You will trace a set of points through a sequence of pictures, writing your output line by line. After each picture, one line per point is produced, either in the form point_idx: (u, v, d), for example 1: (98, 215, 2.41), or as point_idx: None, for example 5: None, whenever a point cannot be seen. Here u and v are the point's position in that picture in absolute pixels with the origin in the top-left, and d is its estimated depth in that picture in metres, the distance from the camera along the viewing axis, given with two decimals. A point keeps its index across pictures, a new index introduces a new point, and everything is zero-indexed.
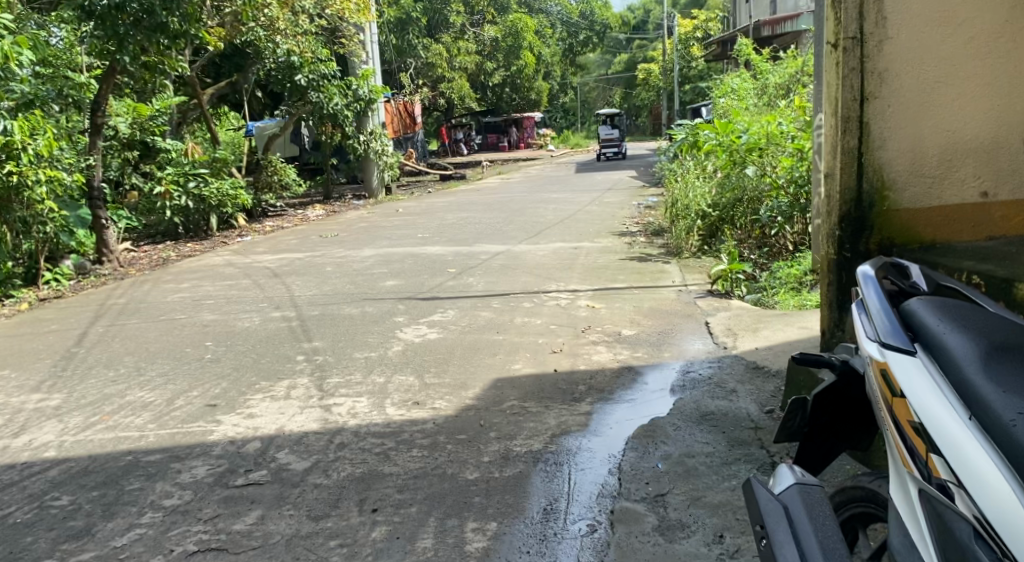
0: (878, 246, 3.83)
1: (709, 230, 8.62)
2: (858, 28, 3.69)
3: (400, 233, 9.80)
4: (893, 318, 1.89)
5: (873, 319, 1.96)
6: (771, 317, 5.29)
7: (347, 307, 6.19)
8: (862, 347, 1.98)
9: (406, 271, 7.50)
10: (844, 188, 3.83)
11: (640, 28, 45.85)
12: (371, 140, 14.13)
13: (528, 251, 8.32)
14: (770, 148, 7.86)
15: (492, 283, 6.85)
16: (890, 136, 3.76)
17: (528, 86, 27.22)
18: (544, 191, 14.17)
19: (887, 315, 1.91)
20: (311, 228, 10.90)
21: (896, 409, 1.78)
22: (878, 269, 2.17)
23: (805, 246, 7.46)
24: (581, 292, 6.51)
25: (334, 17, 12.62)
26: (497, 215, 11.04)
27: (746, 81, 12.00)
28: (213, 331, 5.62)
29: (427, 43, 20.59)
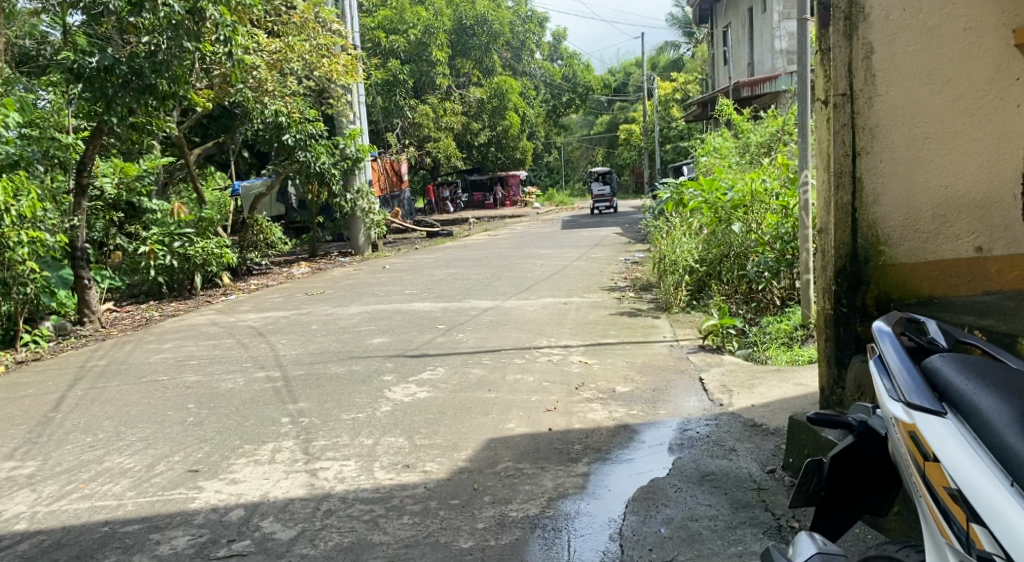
0: (875, 301, 3.76)
1: (697, 285, 8.59)
2: (848, 85, 3.71)
3: (387, 289, 9.72)
4: (915, 374, 1.84)
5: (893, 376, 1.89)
6: (766, 373, 5.21)
7: (334, 366, 6.06)
8: (883, 406, 1.92)
9: (393, 328, 7.39)
10: (839, 243, 3.78)
11: (622, 89, 46.75)
12: (357, 199, 14.13)
13: (516, 307, 8.24)
14: (754, 205, 7.96)
15: (482, 340, 6.75)
16: (884, 191, 3.73)
17: (513, 145, 27.50)
18: (531, 247, 14.18)
19: (908, 372, 1.85)
20: (297, 286, 10.80)
21: (930, 474, 1.72)
22: (894, 324, 2.11)
23: (793, 302, 7.51)
24: (573, 347, 6.42)
25: (322, 79, 12.78)
26: (485, 271, 10.99)
27: (728, 140, 12.20)
28: (196, 393, 5.47)
29: (413, 104, 20.77)
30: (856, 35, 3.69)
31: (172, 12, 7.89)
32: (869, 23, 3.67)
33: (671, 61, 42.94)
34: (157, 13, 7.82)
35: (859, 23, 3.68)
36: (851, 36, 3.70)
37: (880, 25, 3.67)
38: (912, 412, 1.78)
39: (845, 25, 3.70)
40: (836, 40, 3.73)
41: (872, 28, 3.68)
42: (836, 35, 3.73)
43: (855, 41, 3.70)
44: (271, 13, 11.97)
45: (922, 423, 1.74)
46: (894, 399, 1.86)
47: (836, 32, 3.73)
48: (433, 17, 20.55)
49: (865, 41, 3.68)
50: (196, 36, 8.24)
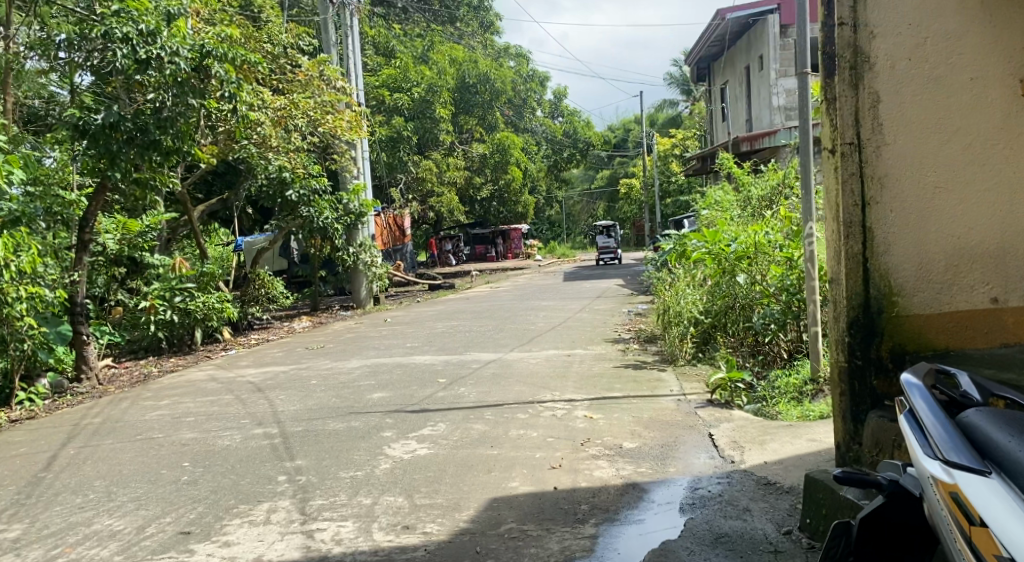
0: (890, 353, 3.65)
1: (702, 337, 8.49)
2: (855, 133, 3.66)
3: (388, 343, 9.60)
4: (954, 435, 1.87)
5: (931, 435, 1.92)
6: (777, 428, 5.09)
7: (333, 422, 5.92)
8: (920, 464, 1.94)
9: (394, 382, 7.26)
10: (851, 293, 3.69)
11: (622, 145, 47.22)
12: (360, 252, 14.10)
13: (519, 359, 8.11)
14: (758, 257, 7.89)
15: (484, 394, 6.60)
16: (896, 241, 3.66)
17: (514, 199, 27.63)
18: (534, 300, 14.09)
19: (948, 431, 1.88)
20: (298, 340, 10.69)
21: (976, 538, 1.73)
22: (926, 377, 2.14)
23: (801, 355, 7.35)
24: (578, 402, 6.27)
25: (327, 135, 12.86)
26: (487, 323, 10.88)
27: (729, 193, 12.22)
28: (191, 451, 5.32)
29: (417, 159, 20.90)
30: (862, 84, 3.67)
31: (178, 69, 7.90)
32: (874, 72, 3.66)
33: (670, 117, 43.45)
34: (163, 70, 7.84)
35: (864, 72, 3.66)
36: (857, 85, 3.67)
37: (885, 74, 3.66)
38: (953, 473, 1.80)
39: (850, 74, 3.67)
40: (842, 88, 3.68)
41: (877, 77, 3.67)
42: (841, 84, 3.69)
43: (861, 90, 3.67)
44: (277, 71, 12.12)
45: (966, 485, 1.77)
46: (930, 459, 1.88)
47: (841, 81, 3.69)
48: (436, 75, 20.78)
49: (871, 91, 3.67)
50: (201, 93, 8.30)
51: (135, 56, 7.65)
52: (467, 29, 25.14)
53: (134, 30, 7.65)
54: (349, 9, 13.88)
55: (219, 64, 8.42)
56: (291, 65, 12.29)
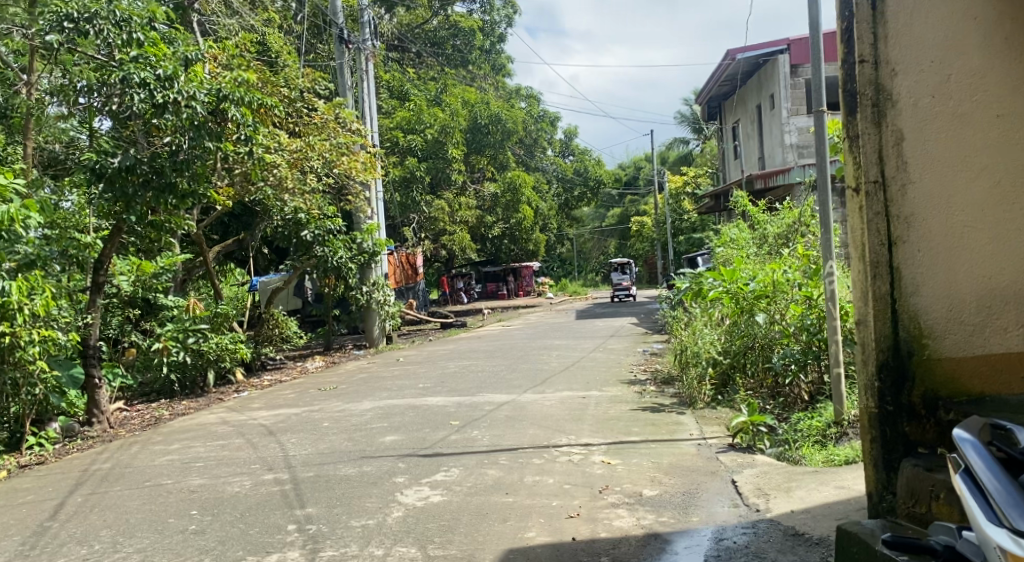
0: (922, 398, 3.51)
1: (721, 378, 8.36)
2: (880, 171, 3.56)
3: (400, 383, 9.48)
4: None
5: (1000, 508, 2.14)
6: (803, 474, 4.95)
7: (344, 467, 5.78)
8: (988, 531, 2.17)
9: (406, 424, 7.13)
10: (879, 335, 3.56)
11: (633, 183, 47.31)
12: (373, 291, 14.05)
13: (534, 401, 7.98)
14: (777, 296, 7.80)
15: (498, 437, 6.47)
16: (924, 281, 3.54)
17: (526, 238, 27.63)
18: (547, 338, 13.97)
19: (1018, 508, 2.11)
20: (311, 381, 10.60)
21: None
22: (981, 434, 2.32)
23: (822, 396, 7.23)
24: (595, 446, 6.12)
25: (341, 176, 12.89)
26: (500, 363, 10.76)
27: (744, 231, 12.10)
28: (199, 498, 5.20)
29: (430, 199, 20.94)
30: (885, 121, 3.58)
31: (195, 113, 7.93)
32: (897, 110, 3.58)
33: (681, 155, 43.53)
34: (179, 114, 7.84)
35: (887, 110, 3.58)
36: (880, 122, 3.58)
37: (909, 112, 3.57)
38: None
39: (872, 112, 3.59)
40: (864, 126, 3.59)
41: (901, 115, 3.58)
42: (863, 121, 3.60)
43: (884, 128, 3.58)
44: (293, 114, 12.20)
45: None
46: (1001, 529, 2.11)
47: (863, 118, 3.60)
48: (448, 116, 20.88)
49: (894, 128, 3.57)
50: (217, 136, 8.25)
51: (152, 100, 7.66)
52: (479, 70, 25.32)
53: (152, 75, 7.67)
54: (364, 53, 14.03)
55: (235, 107, 8.45)
56: (307, 108, 12.39)
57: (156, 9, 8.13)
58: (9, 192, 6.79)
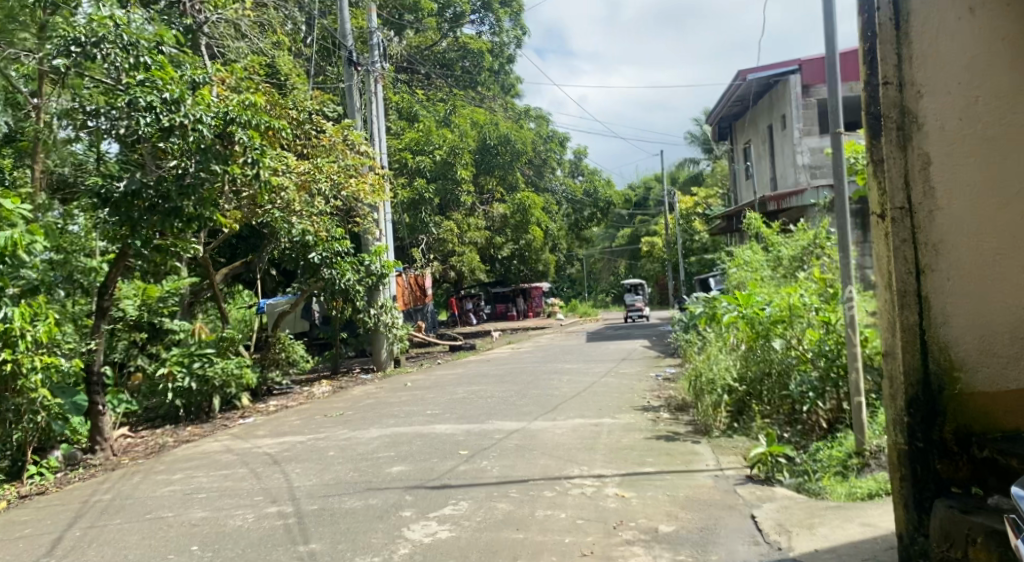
0: (954, 434, 3.33)
1: (736, 406, 8.10)
2: (906, 197, 3.41)
3: (408, 410, 9.32)
4: None
5: None
6: (826, 510, 4.79)
7: (350, 499, 5.62)
8: None
9: (414, 453, 6.97)
10: (908, 368, 3.38)
11: (642, 203, 47.21)
12: (381, 314, 13.91)
13: (545, 428, 7.80)
14: (794, 320, 7.64)
15: (508, 467, 6.30)
16: (954, 312, 3.37)
17: (535, 259, 27.50)
18: (558, 361, 13.80)
19: None
20: (318, 406, 10.45)
21: None
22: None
23: (842, 424, 6.96)
24: (608, 477, 5.94)
25: (349, 198, 12.82)
26: (510, 388, 10.60)
27: (757, 252, 11.90)
28: (200, 532, 5.05)
29: (439, 221, 20.85)
30: (911, 145, 3.43)
31: (202, 135, 7.90)
32: (924, 132, 3.42)
33: (690, 175, 43.41)
34: (186, 137, 7.82)
35: (913, 133, 3.43)
36: (906, 146, 3.43)
37: (936, 135, 3.42)
38: None
39: (897, 135, 3.44)
40: (889, 150, 3.44)
41: (927, 138, 3.42)
42: (888, 145, 3.45)
43: (910, 151, 3.43)
44: (302, 136, 12.14)
45: None
46: None
47: (888, 142, 3.45)
48: (458, 137, 20.84)
49: (921, 152, 3.42)
50: (224, 159, 8.14)
51: (158, 123, 7.63)
52: (488, 92, 25.32)
53: (158, 98, 7.63)
54: (372, 75, 14.06)
55: (242, 130, 8.45)
56: (315, 130, 12.35)
57: (163, 32, 8.14)
58: (16, 217, 6.76)
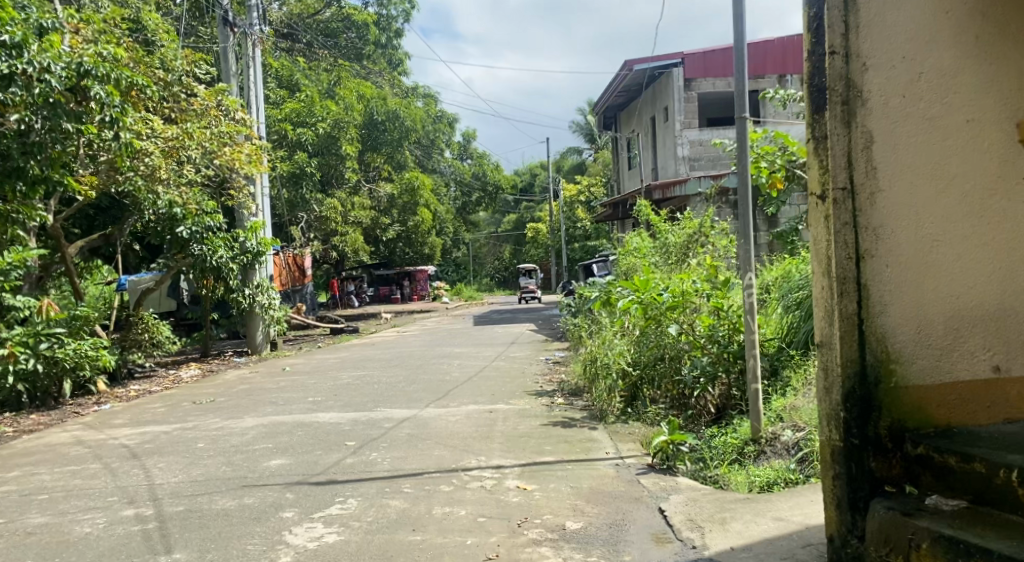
0: (889, 430, 3.16)
1: (630, 392, 7.98)
2: (848, 177, 3.19)
3: (286, 397, 8.66)
4: None
5: None
6: (735, 503, 4.62)
7: (222, 498, 5.02)
8: None
9: (295, 445, 6.39)
10: (846, 359, 3.18)
11: (528, 190, 47.26)
12: (256, 294, 13.08)
13: (437, 416, 7.38)
14: (688, 306, 7.43)
15: (400, 460, 5.85)
16: (893, 301, 3.19)
17: (421, 241, 26.88)
18: (445, 346, 13.37)
19: None
20: (183, 392, 9.59)
21: None
22: None
23: (730, 409, 7.03)
24: (506, 468, 5.59)
25: (223, 168, 11.79)
26: (397, 374, 10.10)
27: (646, 239, 11.79)
28: (37, 542, 4.34)
29: (320, 197, 19.86)
30: (855, 121, 3.21)
31: (49, 88, 6.92)
32: (868, 109, 3.21)
33: (575, 164, 43.65)
34: (31, 89, 6.82)
35: (857, 109, 3.21)
36: (850, 122, 3.20)
37: (879, 112, 3.21)
38: None
39: (842, 111, 3.21)
40: (833, 126, 3.21)
41: (871, 115, 3.22)
42: (833, 121, 3.21)
43: (853, 128, 3.21)
44: (168, 98, 11.21)
45: None
46: None
47: (832, 117, 3.22)
48: (342, 110, 19.88)
49: (864, 129, 3.21)
50: (77, 118, 7.33)
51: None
52: (374, 66, 24.39)
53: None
54: (250, 38, 13.08)
55: (98, 85, 7.56)
56: (185, 93, 11.40)
57: None
58: None
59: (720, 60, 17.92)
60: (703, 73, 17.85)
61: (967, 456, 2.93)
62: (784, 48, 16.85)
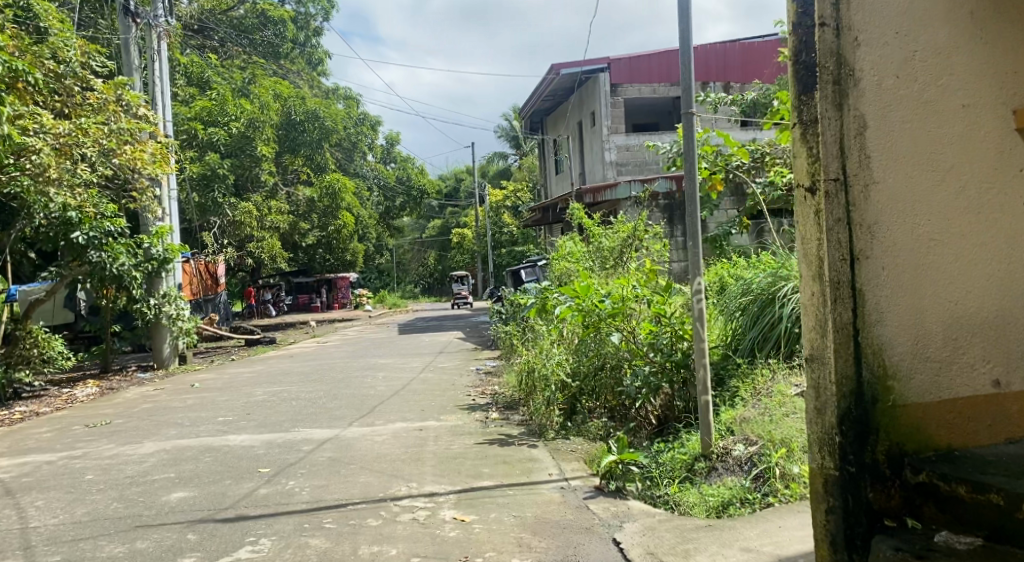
0: (887, 455, 2.76)
1: (569, 404, 7.51)
2: (841, 167, 2.80)
3: (193, 417, 7.88)
4: None
5: None
6: (697, 531, 4.20)
7: (109, 543, 4.32)
8: None
9: (201, 474, 5.69)
10: (841, 375, 2.77)
11: (453, 195, 46.59)
12: (163, 304, 12.10)
13: (362, 437, 6.76)
14: (630, 312, 6.99)
15: (321, 489, 5.23)
16: (890, 309, 2.78)
17: (343, 247, 25.93)
18: (370, 357, 12.64)
19: None
20: (74, 414, 8.65)
21: None
22: None
23: (671, 420, 6.72)
24: (442, 497, 5.04)
25: (123, 168, 10.84)
26: (318, 389, 9.37)
27: (578, 244, 11.31)
28: None
29: (235, 201, 18.70)
30: (848, 103, 2.81)
31: None
32: (861, 89, 2.81)
33: (499, 170, 43.27)
34: None
35: (849, 89, 2.81)
36: (842, 105, 2.80)
37: (873, 94, 2.81)
38: None
39: (833, 91, 2.81)
40: (824, 108, 2.81)
41: (864, 96, 2.82)
42: (823, 102, 2.81)
43: (845, 111, 2.81)
44: (61, 92, 10.29)
45: None
46: None
47: (823, 97, 2.82)
48: (257, 109, 18.85)
49: (857, 113, 2.81)
50: None
51: None
52: (291, 66, 23.40)
53: None
54: (155, 30, 12.20)
55: None
56: (80, 87, 10.50)
57: None
58: None
59: (645, 66, 17.82)
60: (629, 78, 17.75)
61: (981, 485, 2.55)
62: (707, 56, 16.87)
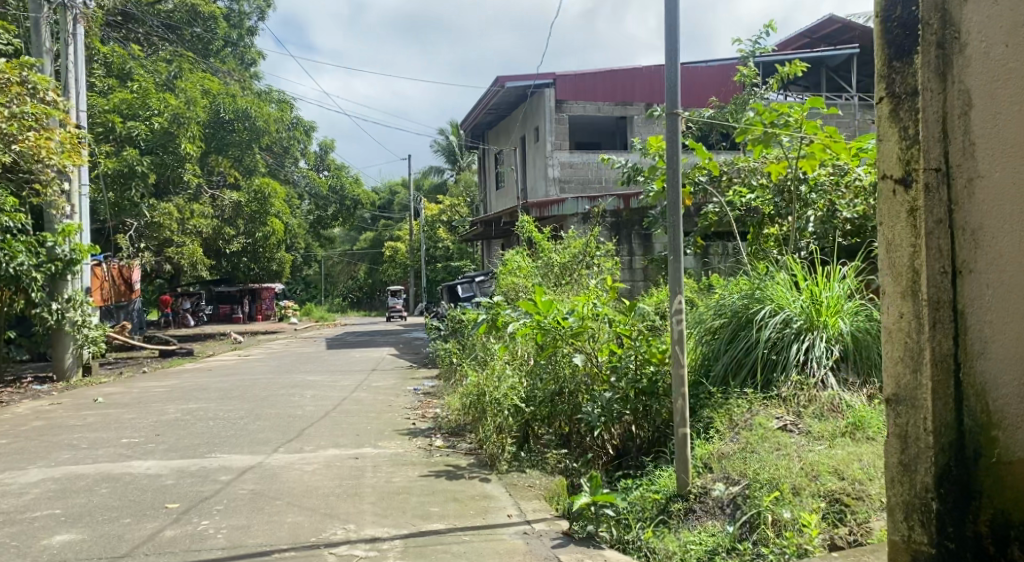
0: (991, 528, 2.35)
1: (523, 432, 6.70)
2: (943, 154, 2.44)
3: (92, 438, 6.86)
4: None
5: None
6: None
7: None
8: None
9: (94, 510, 4.76)
10: (938, 415, 2.42)
11: (387, 207, 45.48)
12: (67, 309, 10.92)
13: (290, 466, 5.91)
14: (593, 331, 6.21)
15: (241, 531, 4.40)
16: (997, 336, 2.39)
17: (268, 256, 24.66)
18: (296, 373, 11.66)
19: None
20: None
21: None
22: None
23: (630, 450, 6.15)
24: (387, 543, 4.29)
25: (27, 158, 9.73)
26: (239, 407, 8.43)
27: (525, 259, 10.57)
28: None
29: (153, 202, 17.48)
30: (951, 75, 2.43)
31: None
32: (966, 57, 2.42)
33: (435, 183, 42.38)
34: None
35: (953, 55, 2.43)
36: (944, 75, 2.43)
37: (981, 63, 2.40)
38: None
39: (936, 56, 2.44)
40: (925, 77, 2.45)
41: (970, 67, 2.42)
42: (925, 70, 2.45)
43: (949, 84, 2.43)
44: None
45: None
46: None
47: (924, 64, 2.46)
48: (183, 104, 17.55)
49: (962, 87, 2.42)
50: None
51: None
52: (223, 65, 22.21)
53: None
54: (70, 12, 11.12)
55: None
56: None
57: None
58: None
59: (591, 84, 17.33)
60: (575, 96, 17.26)
61: None
62: None
